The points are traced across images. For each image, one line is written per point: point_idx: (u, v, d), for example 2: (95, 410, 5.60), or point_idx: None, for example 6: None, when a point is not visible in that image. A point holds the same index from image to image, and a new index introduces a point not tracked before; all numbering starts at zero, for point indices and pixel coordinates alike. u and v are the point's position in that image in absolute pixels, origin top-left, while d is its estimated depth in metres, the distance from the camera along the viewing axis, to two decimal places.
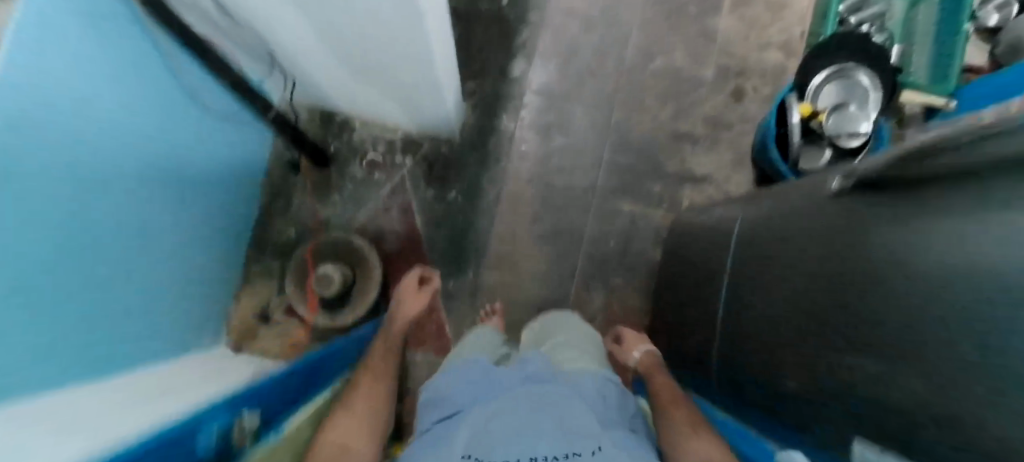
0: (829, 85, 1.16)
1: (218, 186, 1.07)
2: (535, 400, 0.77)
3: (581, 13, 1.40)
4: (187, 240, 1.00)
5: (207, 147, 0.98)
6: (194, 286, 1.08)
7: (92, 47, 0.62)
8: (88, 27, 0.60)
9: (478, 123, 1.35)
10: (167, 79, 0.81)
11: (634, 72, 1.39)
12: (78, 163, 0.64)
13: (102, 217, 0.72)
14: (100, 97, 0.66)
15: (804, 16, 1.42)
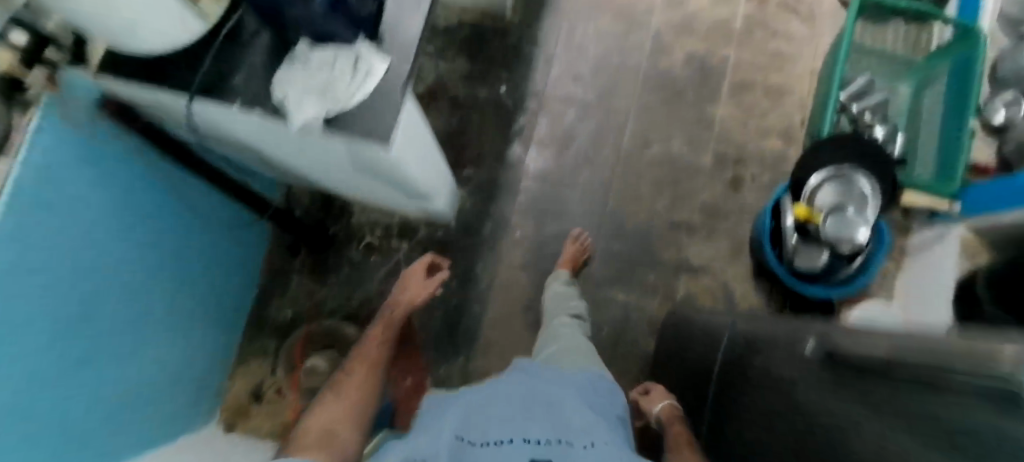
0: (827, 186, 1.14)
1: (217, 281, 1.15)
2: (531, 395, 0.76)
3: (578, 100, 1.43)
4: (188, 335, 1.08)
5: (205, 249, 1.07)
6: (193, 377, 1.14)
7: (91, 189, 0.71)
8: (86, 175, 0.69)
9: (473, 208, 1.38)
10: (166, 199, 0.91)
11: (629, 159, 1.40)
12: (82, 284, 0.72)
13: (105, 329, 0.79)
14: (102, 228, 0.75)
15: (804, 104, 1.41)
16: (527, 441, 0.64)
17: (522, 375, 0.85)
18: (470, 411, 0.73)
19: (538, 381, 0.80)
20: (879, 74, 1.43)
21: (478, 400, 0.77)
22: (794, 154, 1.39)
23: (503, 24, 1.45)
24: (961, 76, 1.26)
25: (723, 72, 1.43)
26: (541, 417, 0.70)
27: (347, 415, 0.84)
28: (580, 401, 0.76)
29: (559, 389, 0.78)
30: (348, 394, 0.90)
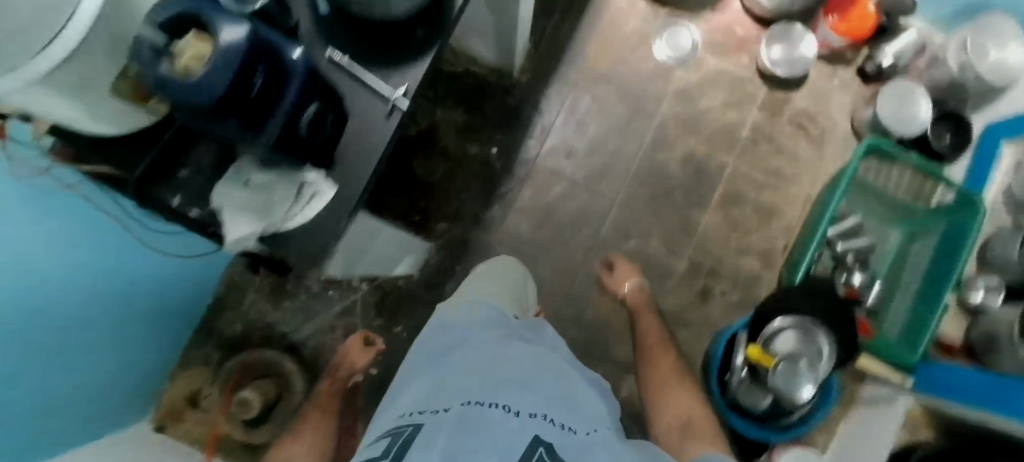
0: (786, 333, 1.13)
1: (158, 307, 1.15)
2: (533, 365, 0.75)
3: (567, 176, 1.41)
4: (119, 354, 1.06)
5: (153, 273, 1.07)
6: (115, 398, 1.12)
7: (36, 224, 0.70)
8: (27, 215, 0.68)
9: (440, 264, 1.39)
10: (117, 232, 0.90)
11: (605, 247, 1.39)
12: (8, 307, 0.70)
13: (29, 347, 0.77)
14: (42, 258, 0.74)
15: (791, 229, 1.39)
16: (535, 415, 0.62)
17: (524, 340, 0.84)
18: (474, 370, 0.71)
19: (539, 355, 0.79)
20: (868, 222, 1.40)
21: (479, 356, 0.75)
22: (768, 278, 1.37)
23: (509, 83, 1.43)
24: (954, 243, 1.22)
25: (718, 178, 1.41)
26: (546, 392, 0.68)
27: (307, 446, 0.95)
28: (580, 391, 0.77)
29: (558, 371, 0.78)
30: (307, 429, 1.00)
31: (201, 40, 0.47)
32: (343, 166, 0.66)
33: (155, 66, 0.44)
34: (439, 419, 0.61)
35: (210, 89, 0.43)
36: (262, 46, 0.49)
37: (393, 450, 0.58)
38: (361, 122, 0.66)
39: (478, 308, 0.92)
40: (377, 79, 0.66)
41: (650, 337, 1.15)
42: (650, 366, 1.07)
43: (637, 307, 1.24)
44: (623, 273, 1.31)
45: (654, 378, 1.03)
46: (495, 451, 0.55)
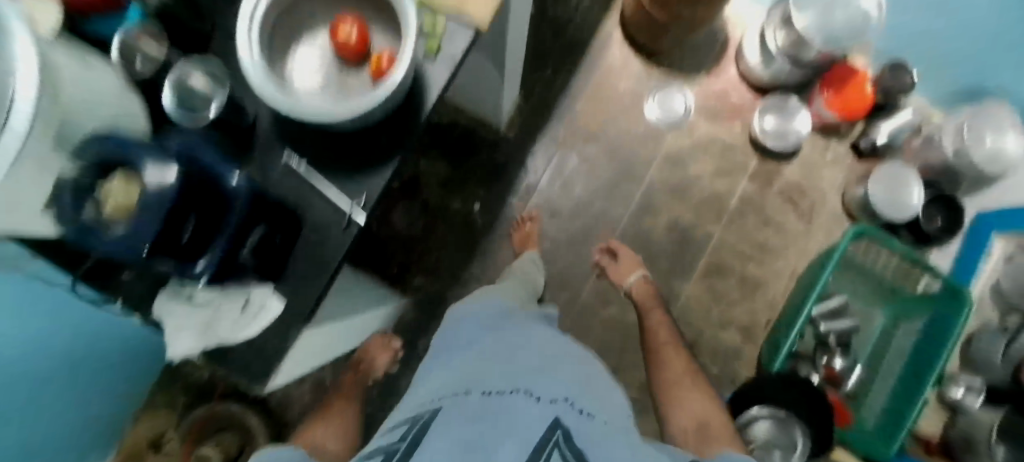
0: (761, 425, 1.11)
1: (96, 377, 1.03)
2: (553, 354, 0.73)
3: (550, 236, 1.39)
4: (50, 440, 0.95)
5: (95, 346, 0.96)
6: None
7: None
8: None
9: (414, 320, 1.36)
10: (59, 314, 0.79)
11: (584, 312, 1.37)
12: None
13: None
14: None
15: (775, 304, 1.36)
16: (555, 400, 0.58)
17: (547, 331, 0.82)
18: (495, 361, 0.68)
19: (560, 345, 0.77)
20: (852, 304, 1.37)
21: (500, 347, 0.73)
22: (748, 353, 1.35)
23: (496, 137, 1.40)
24: (939, 335, 1.19)
25: (702, 248, 1.38)
26: (566, 379, 0.65)
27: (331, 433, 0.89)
28: (605, 382, 0.73)
29: (579, 360, 0.75)
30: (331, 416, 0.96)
31: (127, 178, 0.43)
32: (293, 279, 0.63)
33: (78, 216, 0.43)
34: (457, 404, 0.57)
35: (135, 250, 0.43)
36: (193, 192, 0.46)
37: (410, 435, 0.55)
38: (314, 234, 0.63)
39: (501, 306, 0.90)
40: (333, 190, 0.62)
41: (658, 337, 1.09)
42: (663, 363, 1.02)
43: (646, 305, 1.20)
44: (627, 264, 1.28)
45: (668, 375, 0.98)
46: (512, 435, 0.50)
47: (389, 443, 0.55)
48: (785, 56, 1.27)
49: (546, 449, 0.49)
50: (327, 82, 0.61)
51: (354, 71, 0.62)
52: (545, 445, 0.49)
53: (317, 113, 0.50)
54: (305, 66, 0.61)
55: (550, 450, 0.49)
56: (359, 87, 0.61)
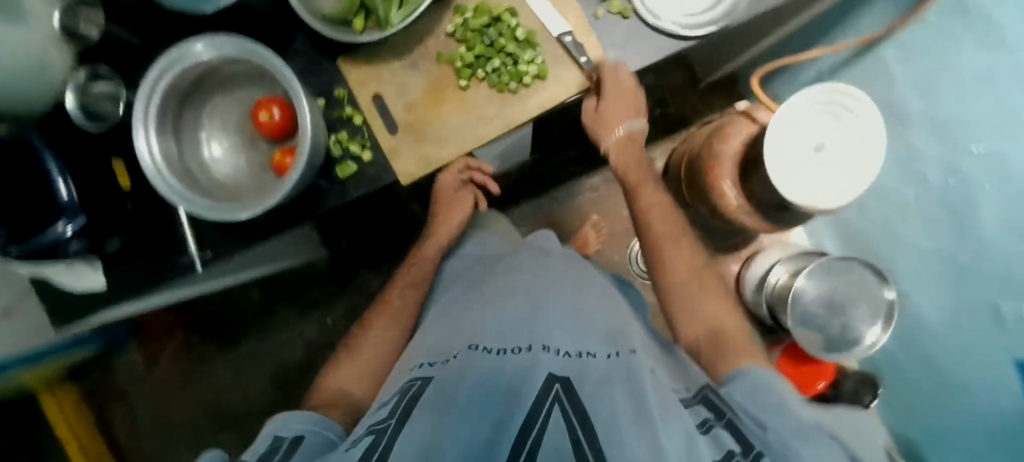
0: None
1: None
2: (537, 289, 0.62)
3: None
4: None
5: None
6: None
7: None
8: None
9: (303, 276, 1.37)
10: None
11: None
12: None
13: None
14: None
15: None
16: (541, 351, 0.47)
17: (550, 261, 0.71)
18: (484, 319, 0.58)
19: (556, 275, 0.66)
20: None
21: (487, 298, 0.63)
22: None
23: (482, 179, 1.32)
24: None
25: None
26: (558, 320, 0.54)
27: (364, 363, 0.67)
28: (599, 300, 0.62)
29: (574, 286, 0.64)
30: (377, 325, 0.73)
31: None
32: (127, 278, 0.61)
33: None
34: (451, 371, 0.47)
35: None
36: None
37: (400, 407, 0.42)
38: (160, 251, 0.61)
39: (503, 244, 0.82)
40: (192, 230, 0.60)
41: (647, 197, 0.71)
42: (667, 247, 0.66)
43: (632, 181, 0.72)
44: (616, 95, 0.58)
45: (678, 268, 0.64)
46: (484, 414, 0.39)
47: (373, 416, 0.44)
48: (768, 298, 1.19)
49: (543, 403, 0.38)
50: (235, 136, 0.61)
51: (264, 143, 0.61)
52: (540, 398, 0.39)
53: (165, 191, 0.49)
54: (229, 112, 0.60)
55: (549, 404, 0.38)
56: (263, 186, 0.60)
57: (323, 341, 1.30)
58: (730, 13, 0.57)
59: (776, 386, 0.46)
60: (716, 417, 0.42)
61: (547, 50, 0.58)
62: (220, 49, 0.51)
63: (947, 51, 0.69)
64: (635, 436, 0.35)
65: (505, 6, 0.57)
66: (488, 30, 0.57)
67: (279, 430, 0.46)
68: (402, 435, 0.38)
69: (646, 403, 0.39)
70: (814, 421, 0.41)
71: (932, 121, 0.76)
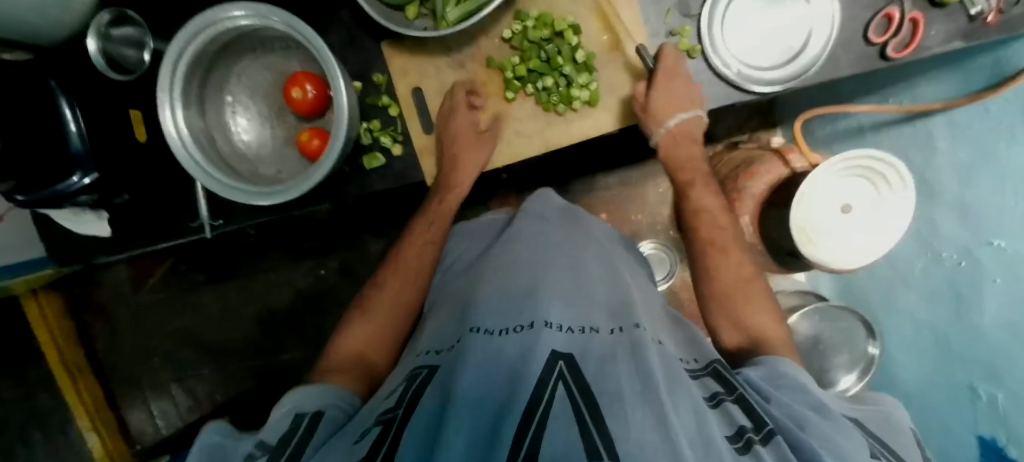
0: None
1: None
2: (538, 259, 0.61)
3: None
4: None
5: None
6: None
7: None
8: None
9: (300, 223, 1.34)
10: None
11: None
12: None
13: None
14: None
15: None
16: (544, 327, 0.47)
17: (559, 230, 0.70)
18: (485, 289, 0.57)
19: (556, 244, 0.65)
20: None
21: (492, 266, 0.61)
22: None
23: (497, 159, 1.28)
24: None
25: None
26: (557, 293, 0.53)
27: (381, 325, 0.66)
28: (605, 272, 0.62)
29: (574, 254, 0.63)
30: (395, 285, 0.70)
31: None
32: (133, 230, 0.62)
33: None
34: (452, 358, 0.47)
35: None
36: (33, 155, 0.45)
37: (405, 396, 0.44)
38: (172, 209, 0.61)
39: (498, 217, 0.79)
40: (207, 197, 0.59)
41: (699, 201, 0.67)
42: (715, 251, 0.63)
43: (684, 182, 0.68)
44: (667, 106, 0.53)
45: (724, 277, 0.62)
46: (487, 396, 0.39)
47: (381, 408, 0.45)
48: None
49: (548, 381, 0.39)
50: (261, 104, 0.57)
51: (291, 117, 0.58)
52: (546, 375, 0.40)
53: (189, 166, 0.48)
54: (257, 77, 0.57)
55: (555, 381, 0.39)
56: (291, 163, 0.58)
57: (313, 289, 1.29)
58: (799, 76, 0.54)
59: (789, 369, 0.50)
60: (726, 390, 0.46)
61: (604, 76, 0.56)
62: (256, 13, 0.46)
63: (998, 146, 0.67)
64: (640, 414, 0.36)
65: (571, 21, 0.53)
66: (547, 43, 0.54)
67: (298, 407, 0.49)
68: (409, 424, 0.39)
69: (652, 379, 0.40)
70: (819, 399, 0.46)
71: (961, 207, 0.76)
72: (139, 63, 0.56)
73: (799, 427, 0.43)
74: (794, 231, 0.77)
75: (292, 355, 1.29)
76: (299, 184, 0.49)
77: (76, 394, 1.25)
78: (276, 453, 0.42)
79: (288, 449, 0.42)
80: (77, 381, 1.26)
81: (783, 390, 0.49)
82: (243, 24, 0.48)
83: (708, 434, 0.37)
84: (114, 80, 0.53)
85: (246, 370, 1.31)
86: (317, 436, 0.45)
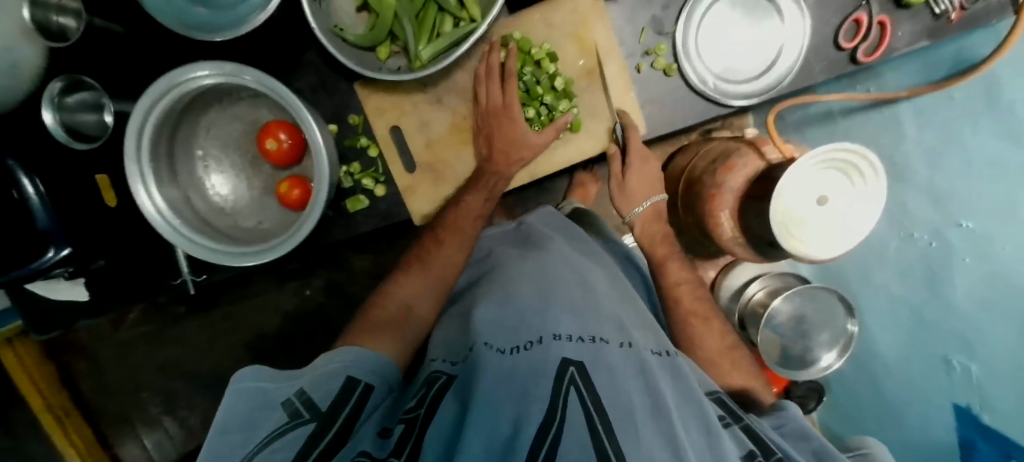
0: None
1: None
2: (544, 276, 0.61)
3: None
4: None
5: None
6: None
7: None
8: None
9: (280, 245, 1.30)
10: None
11: None
12: None
13: None
14: None
15: None
16: (553, 340, 0.47)
17: (567, 246, 0.70)
18: (490, 302, 0.57)
19: (566, 262, 0.64)
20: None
21: (500, 283, 0.61)
22: None
23: None
24: None
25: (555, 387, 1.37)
26: (568, 304, 0.54)
27: (428, 284, 0.63)
28: (610, 287, 0.63)
29: (579, 271, 0.63)
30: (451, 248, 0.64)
31: None
32: (107, 293, 0.59)
33: None
34: (467, 368, 0.47)
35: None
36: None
37: (427, 397, 0.45)
38: (151, 268, 0.59)
39: (509, 227, 0.77)
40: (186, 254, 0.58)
41: (672, 275, 0.75)
42: (698, 322, 0.71)
43: (659, 256, 0.75)
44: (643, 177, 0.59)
45: (710, 346, 0.70)
46: (503, 404, 0.39)
47: (406, 406, 0.45)
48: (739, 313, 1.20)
49: (559, 388, 0.40)
50: (234, 155, 0.56)
51: (267, 166, 0.56)
52: (558, 383, 0.40)
53: (166, 232, 0.48)
54: (227, 128, 0.55)
55: (565, 387, 0.40)
56: (271, 213, 0.57)
57: (299, 311, 1.23)
58: (775, 88, 0.54)
59: (796, 416, 0.55)
60: (733, 417, 0.49)
61: (584, 103, 0.57)
62: (222, 72, 0.45)
63: (963, 132, 0.70)
64: (652, 428, 0.37)
65: (548, 50, 0.54)
66: (529, 76, 0.55)
67: (349, 369, 0.48)
68: (429, 431, 0.39)
69: (661, 396, 0.41)
70: (819, 443, 0.50)
71: (927, 191, 0.79)
72: (100, 127, 0.53)
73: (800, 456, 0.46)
74: (773, 224, 0.76)
75: None
76: (287, 239, 0.49)
77: (66, 437, 1.19)
78: (320, 412, 0.42)
79: (330, 409, 0.43)
80: (65, 424, 1.20)
81: (787, 434, 0.52)
82: (207, 83, 0.46)
83: (720, 453, 0.39)
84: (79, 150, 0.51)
85: None
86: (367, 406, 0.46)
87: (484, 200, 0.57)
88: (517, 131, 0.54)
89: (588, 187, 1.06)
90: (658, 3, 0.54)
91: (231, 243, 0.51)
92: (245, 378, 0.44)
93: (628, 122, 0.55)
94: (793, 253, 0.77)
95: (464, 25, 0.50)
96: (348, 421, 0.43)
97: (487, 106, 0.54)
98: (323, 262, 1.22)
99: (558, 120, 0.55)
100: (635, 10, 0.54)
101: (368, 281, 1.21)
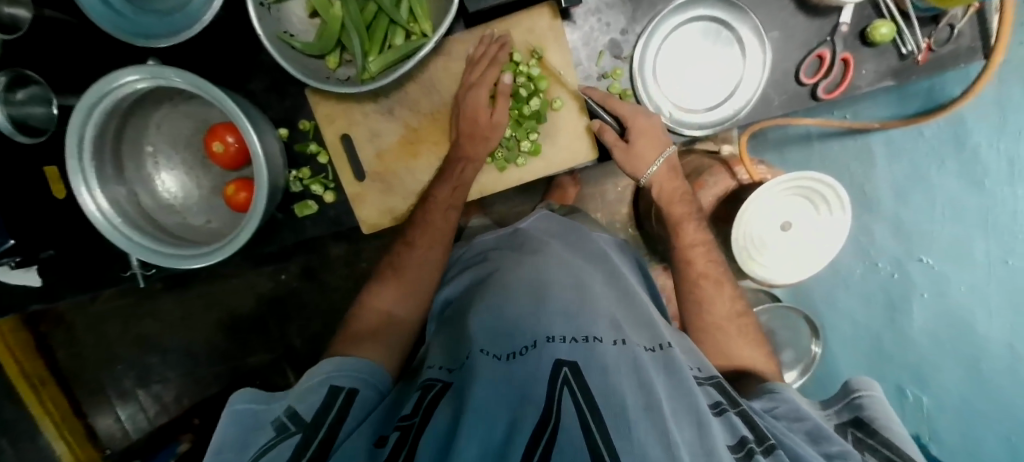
0: None
1: None
2: (539, 273, 0.57)
3: None
4: None
5: None
6: None
7: None
8: None
9: None
10: None
11: None
12: None
13: None
14: None
15: None
16: (546, 342, 0.44)
17: (564, 247, 0.66)
18: (484, 305, 0.54)
19: (567, 263, 0.61)
20: None
21: (495, 283, 0.58)
22: None
23: None
24: None
25: None
26: (561, 306, 0.50)
27: (406, 291, 0.61)
28: (608, 285, 0.60)
29: (578, 270, 0.59)
30: (423, 246, 0.61)
31: None
32: (60, 279, 0.61)
33: None
34: (462, 377, 0.44)
35: None
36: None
37: (422, 404, 0.43)
38: (99, 260, 0.61)
39: (506, 231, 0.73)
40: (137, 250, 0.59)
41: (687, 236, 0.70)
42: (710, 284, 0.68)
43: (674, 216, 0.70)
44: (647, 144, 0.57)
45: (716, 312, 0.67)
46: (499, 411, 0.37)
47: (401, 412, 0.44)
48: None
49: (553, 389, 0.38)
50: (185, 153, 0.57)
51: (216, 167, 0.58)
52: (550, 386, 0.38)
53: (105, 231, 0.48)
54: (178, 126, 0.56)
55: (559, 388, 0.38)
56: (221, 214, 0.58)
57: (275, 294, 1.21)
58: (731, 120, 0.57)
59: (788, 397, 0.53)
60: (729, 403, 0.47)
61: (549, 135, 0.61)
62: (159, 77, 0.44)
63: (928, 175, 0.72)
64: (644, 424, 0.35)
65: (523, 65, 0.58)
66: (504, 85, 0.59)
67: (332, 378, 0.48)
68: (424, 435, 0.38)
69: (654, 395, 0.38)
70: (813, 423, 0.48)
71: (892, 227, 0.78)
72: (49, 120, 0.56)
73: (795, 442, 0.44)
74: (734, 247, 0.77)
75: (259, 359, 1.23)
76: (225, 246, 0.48)
77: (40, 404, 1.15)
78: (304, 423, 0.42)
79: (314, 419, 0.43)
80: (41, 392, 1.16)
81: (781, 414, 0.51)
82: (140, 87, 0.46)
83: (712, 447, 0.36)
84: (23, 142, 0.53)
85: (210, 376, 1.24)
86: (360, 420, 0.44)
87: (453, 192, 0.59)
88: (483, 125, 0.57)
89: (568, 190, 1.01)
90: (618, 28, 0.57)
91: (177, 243, 0.51)
92: (246, 398, 0.46)
93: (598, 95, 0.58)
94: (750, 275, 0.79)
95: (416, 38, 0.50)
96: (334, 428, 0.42)
97: (465, 106, 0.57)
98: (300, 247, 1.19)
99: (503, 87, 0.57)
100: (593, 34, 0.58)
101: (344, 269, 1.19)
